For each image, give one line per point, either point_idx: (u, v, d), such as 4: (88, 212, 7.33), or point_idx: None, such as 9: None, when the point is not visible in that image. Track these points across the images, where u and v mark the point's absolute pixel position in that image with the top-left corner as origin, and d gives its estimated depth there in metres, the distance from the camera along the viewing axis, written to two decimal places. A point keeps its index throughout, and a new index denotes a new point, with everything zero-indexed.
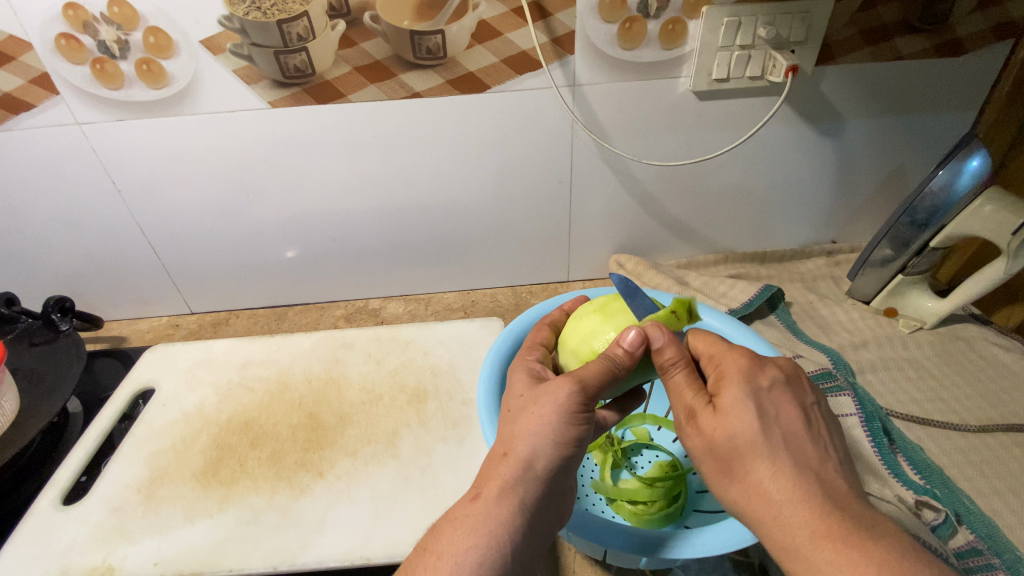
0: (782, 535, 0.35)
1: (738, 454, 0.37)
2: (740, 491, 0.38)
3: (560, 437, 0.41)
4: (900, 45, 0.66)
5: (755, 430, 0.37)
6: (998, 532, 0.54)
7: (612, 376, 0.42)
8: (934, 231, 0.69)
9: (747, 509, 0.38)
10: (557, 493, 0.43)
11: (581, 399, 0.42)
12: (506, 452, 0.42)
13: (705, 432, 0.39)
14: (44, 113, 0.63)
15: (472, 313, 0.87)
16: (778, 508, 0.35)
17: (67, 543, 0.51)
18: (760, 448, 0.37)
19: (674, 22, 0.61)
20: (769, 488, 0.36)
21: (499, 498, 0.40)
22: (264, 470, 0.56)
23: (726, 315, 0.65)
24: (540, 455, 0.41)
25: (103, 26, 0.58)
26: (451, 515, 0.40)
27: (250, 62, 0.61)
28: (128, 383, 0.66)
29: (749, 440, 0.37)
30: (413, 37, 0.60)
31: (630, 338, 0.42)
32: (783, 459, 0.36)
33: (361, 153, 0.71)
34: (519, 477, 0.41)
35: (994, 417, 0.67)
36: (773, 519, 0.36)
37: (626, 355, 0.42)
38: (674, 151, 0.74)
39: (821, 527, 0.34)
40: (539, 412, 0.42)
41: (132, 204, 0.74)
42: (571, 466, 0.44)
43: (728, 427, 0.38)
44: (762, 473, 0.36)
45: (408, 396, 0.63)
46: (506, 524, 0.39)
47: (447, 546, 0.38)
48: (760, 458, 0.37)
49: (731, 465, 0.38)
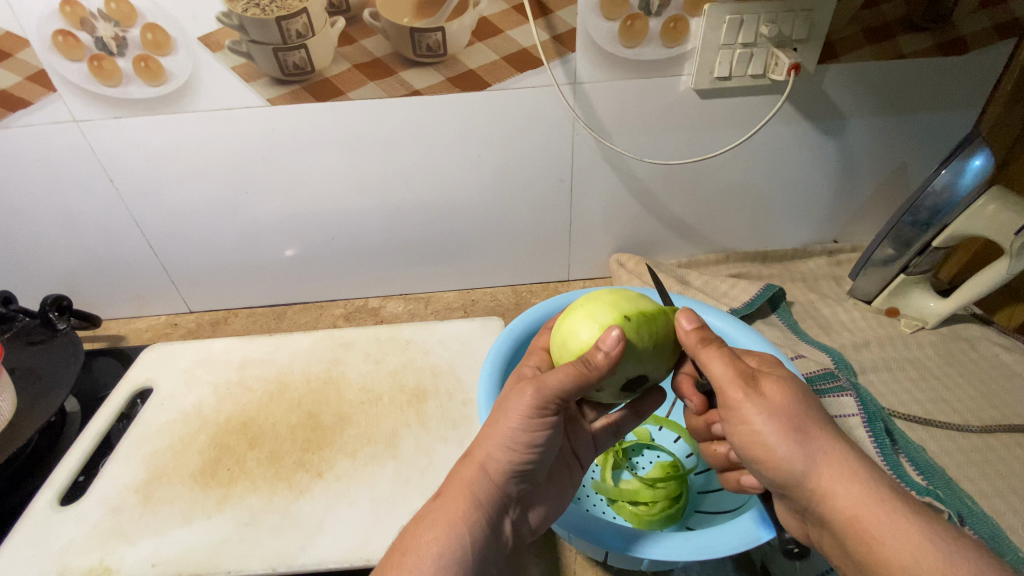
0: (855, 492, 0.37)
1: (808, 414, 0.40)
2: (813, 449, 0.38)
3: (515, 442, 0.42)
4: (903, 44, 0.66)
5: (812, 399, 0.41)
6: (1000, 532, 0.54)
7: (581, 381, 0.40)
8: (936, 230, 0.68)
9: (817, 470, 0.38)
10: (516, 498, 0.44)
11: (541, 403, 0.41)
12: (467, 453, 0.43)
13: (770, 393, 0.40)
14: (41, 110, 0.62)
15: (472, 312, 0.87)
16: (855, 464, 0.38)
17: (64, 544, 0.51)
18: (821, 413, 0.40)
19: (676, 19, 0.61)
20: (840, 447, 0.39)
21: (458, 497, 0.41)
22: (263, 471, 0.56)
23: (727, 314, 0.64)
24: (497, 460, 0.42)
25: (100, 23, 0.57)
26: (417, 514, 0.41)
27: (249, 59, 0.61)
28: (126, 383, 0.65)
29: (810, 403, 0.41)
30: (413, 34, 0.59)
31: (610, 338, 0.39)
32: (837, 427, 0.41)
33: (361, 151, 0.70)
34: (478, 479, 0.41)
35: (997, 417, 0.67)
36: (853, 475, 0.37)
37: (605, 358, 0.39)
38: (674, 149, 0.74)
39: (892, 484, 0.37)
40: (499, 418, 0.42)
41: (129, 203, 0.73)
42: (532, 474, 0.44)
43: (792, 391, 0.41)
44: (832, 434, 0.39)
45: (408, 396, 0.63)
46: (462, 524, 0.40)
47: (411, 543, 0.38)
48: (826, 420, 0.40)
49: (802, 425, 0.39)
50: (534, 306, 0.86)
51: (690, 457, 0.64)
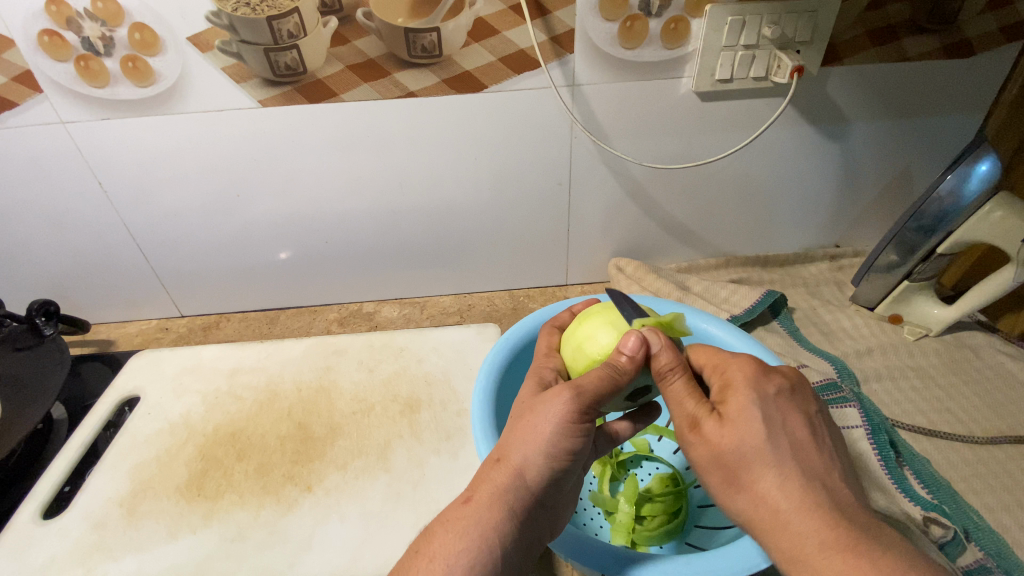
0: (786, 543, 0.35)
1: (742, 463, 0.37)
2: (746, 500, 0.38)
3: (553, 448, 0.40)
4: (908, 46, 0.64)
5: (760, 438, 0.37)
6: (1007, 548, 0.53)
7: (613, 385, 0.40)
8: (941, 237, 0.67)
9: (753, 517, 0.37)
10: (548, 506, 0.42)
11: (578, 408, 0.40)
12: (500, 457, 0.41)
13: (707, 442, 0.39)
14: (28, 112, 0.61)
15: (468, 318, 0.85)
16: (787, 518, 0.35)
17: (47, 560, 0.49)
18: (767, 459, 0.37)
19: (676, 20, 0.59)
20: (777, 497, 0.36)
21: (490, 503, 0.39)
22: (252, 483, 0.54)
23: (727, 322, 0.62)
24: (533, 464, 0.40)
25: (87, 22, 0.56)
26: (443, 517, 0.39)
27: (239, 60, 0.59)
28: (112, 391, 0.64)
29: (756, 448, 0.37)
30: (407, 34, 0.58)
31: (631, 343, 0.41)
32: (791, 466, 0.36)
33: (354, 153, 0.69)
34: (511, 485, 0.40)
35: (1002, 428, 0.66)
36: (781, 529, 0.36)
37: (629, 361, 0.41)
38: (674, 154, 0.72)
39: (831, 535, 0.34)
40: (535, 421, 0.40)
41: (119, 206, 0.72)
42: (564, 480, 0.42)
43: (734, 435, 0.38)
44: (770, 483, 0.36)
45: (401, 406, 0.61)
46: (495, 530, 0.38)
47: (440, 549, 0.37)
48: (766, 467, 0.37)
49: (735, 476, 0.38)
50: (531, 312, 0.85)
51: (689, 468, 0.63)
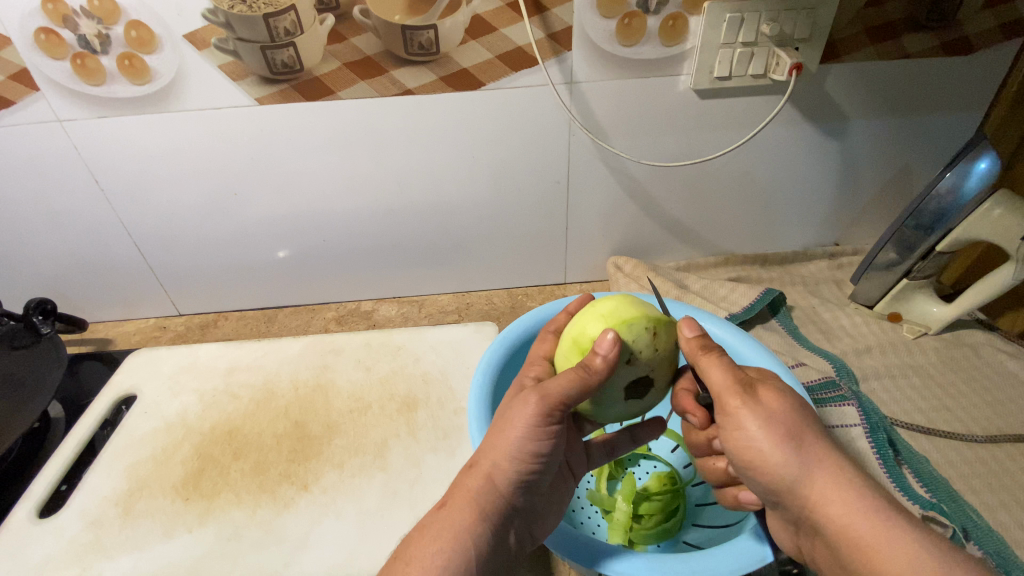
0: (845, 512, 0.36)
1: (806, 425, 0.39)
2: (805, 462, 0.38)
3: (520, 452, 0.41)
4: (907, 43, 0.64)
5: (808, 409, 0.40)
6: (1006, 547, 0.52)
7: (581, 387, 0.39)
8: (940, 235, 0.67)
9: (808, 483, 0.37)
10: (521, 506, 0.44)
11: (544, 411, 0.40)
12: (471, 463, 0.42)
13: (769, 403, 0.39)
14: (24, 110, 0.61)
15: (466, 316, 0.85)
16: (845, 482, 0.37)
17: (43, 558, 0.49)
18: (816, 422, 0.39)
19: (674, 18, 0.59)
20: (833, 455, 0.38)
21: (463, 508, 0.41)
22: (248, 482, 0.54)
23: (726, 321, 0.61)
24: (502, 469, 0.41)
25: (83, 20, 0.56)
26: (420, 523, 0.41)
27: (236, 58, 0.59)
28: (109, 390, 0.64)
29: (810, 415, 0.39)
30: (405, 32, 0.58)
31: (604, 343, 0.39)
32: (832, 439, 0.40)
33: (351, 151, 0.69)
34: (483, 490, 0.41)
35: (1002, 426, 0.65)
36: (842, 492, 0.37)
37: (603, 363, 0.38)
38: (673, 152, 0.72)
39: (887, 500, 0.36)
40: (502, 429, 0.41)
41: (116, 204, 0.71)
42: (536, 481, 0.44)
43: (791, 400, 0.40)
44: (828, 447, 0.38)
45: (399, 405, 0.61)
46: (468, 533, 0.40)
47: (415, 554, 0.39)
48: (821, 433, 0.39)
49: (798, 433, 0.38)
50: (530, 310, 0.85)
51: (687, 467, 0.63)
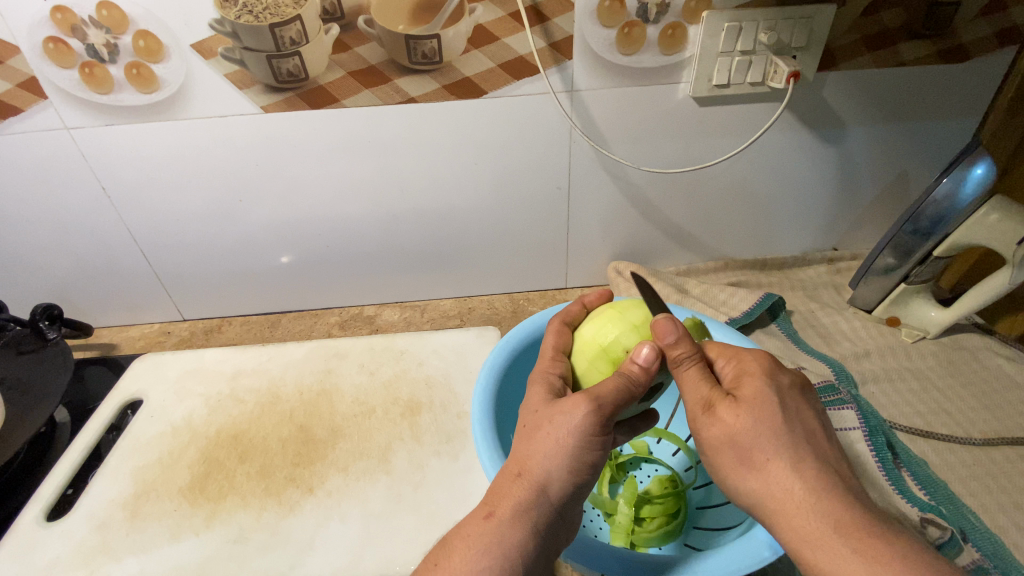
0: (804, 526, 0.36)
1: (760, 443, 0.38)
2: (759, 481, 0.38)
3: (574, 461, 0.40)
4: (903, 51, 0.65)
5: (774, 421, 0.38)
6: (1004, 549, 0.53)
7: (630, 395, 0.42)
8: (937, 240, 0.67)
9: (766, 500, 0.38)
10: (568, 518, 0.42)
11: (600, 420, 0.40)
12: (519, 472, 0.41)
13: (722, 422, 0.40)
14: (32, 118, 0.62)
15: (469, 321, 0.86)
16: (801, 500, 0.37)
17: (51, 561, 0.50)
18: (782, 439, 0.38)
19: (674, 27, 0.60)
20: (793, 478, 0.37)
21: (513, 518, 0.39)
22: (253, 486, 0.55)
23: (727, 325, 0.62)
24: (554, 479, 0.40)
25: (92, 29, 0.57)
26: (460, 532, 0.40)
27: (242, 67, 0.60)
28: (114, 394, 0.64)
29: (772, 429, 0.38)
30: (408, 41, 0.59)
31: (644, 354, 0.43)
32: (804, 449, 0.38)
33: (356, 158, 0.70)
34: (532, 501, 0.40)
35: (999, 430, 0.66)
36: (797, 509, 0.37)
37: (641, 371, 0.43)
38: (673, 158, 0.73)
39: (847, 518, 0.35)
40: (554, 435, 0.40)
41: (122, 210, 0.72)
42: (583, 492, 0.43)
43: (748, 417, 0.39)
44: (784, 463, 0.37)
45: (402, 409, 0.62)
46: (517, 546, 0.39)
47: (460, 564, 0.38)
48: (781, 449, 0.38)
49: (754, 449, 0.38)
50: (531, 315, 0.86)
51: (688, 470, 0.63)
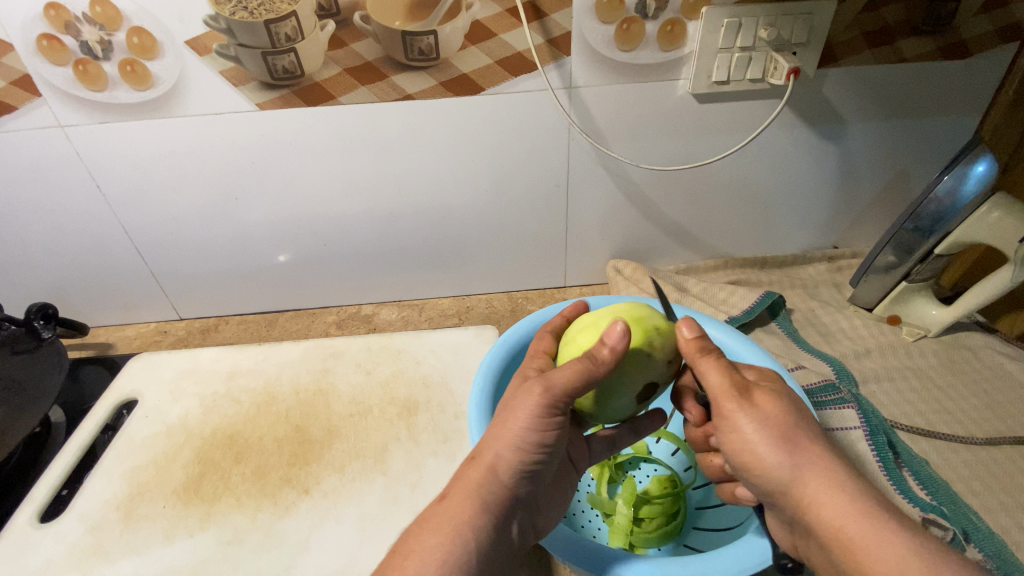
0: (841, 507, 0.36)
1: (796, 427, 0.39)
2: (796, 465, 0.38)
3: (523, 441, 0.41)
4: (904, 47, 0.64)
5: (803, 413, 0.40)
6: (1006, 549, 0.52)
7: (590, 384, 0.40)
8: (938, 237, 0.67)
9: (802, 485, 0.38)
10: (524, 501, 0.43)
11: (552, 401, 0.40)
12: (474, 455, 0.42)
13: (760, 406, 0.39)
14: (26, 116, 0.61)
15: (467, 320, 0.85)
16: (839, 482, 0.37)
17: (44, 562, 0.49)
18: (811, 428, 0.40)
19: (673, 23, 0.59)
20: (826, 458, 0.38)
21: (465, 499, 0.40)
22: (248, 486, 0.54)
23: (725, 323, 0.61)
24: (505, 459, 0.41)
25: (85, 26, 0.56)
26: (421, 518, 0.40)
27: (237, 64, 0.59)
28: (110, 394, 0.64)
29: (804, 417, 0.40)
30: (405, 38, 0.58)
31: (615, 333, 0.39)
32: (829, 442, 0.40)
33: (353, 156, 0.69)
34: (484, 480, 0.40)
35: (1002, 429, 0.66)
36: (837, 490, 0.37)
37: (610, 353, 0.39)
38: (672, 155, 0.72)
39: (880, 501, 0.36)
40: (506, 417, 0.41)
41: (116, 208, 0.72)
42: (540, 474, 0.43)
43: (785, 403, 0.40)
44: (818, 448, 0.38)
45: (399, 409, 0.61)
46: (472, 525, 0.39)
47: (418, 546, 0.37)
48: (814, 435, 0.39)
49: (792, 433, 0.39)
50: (530, 313, 0.85)
51: (688, 470, 0.63)
